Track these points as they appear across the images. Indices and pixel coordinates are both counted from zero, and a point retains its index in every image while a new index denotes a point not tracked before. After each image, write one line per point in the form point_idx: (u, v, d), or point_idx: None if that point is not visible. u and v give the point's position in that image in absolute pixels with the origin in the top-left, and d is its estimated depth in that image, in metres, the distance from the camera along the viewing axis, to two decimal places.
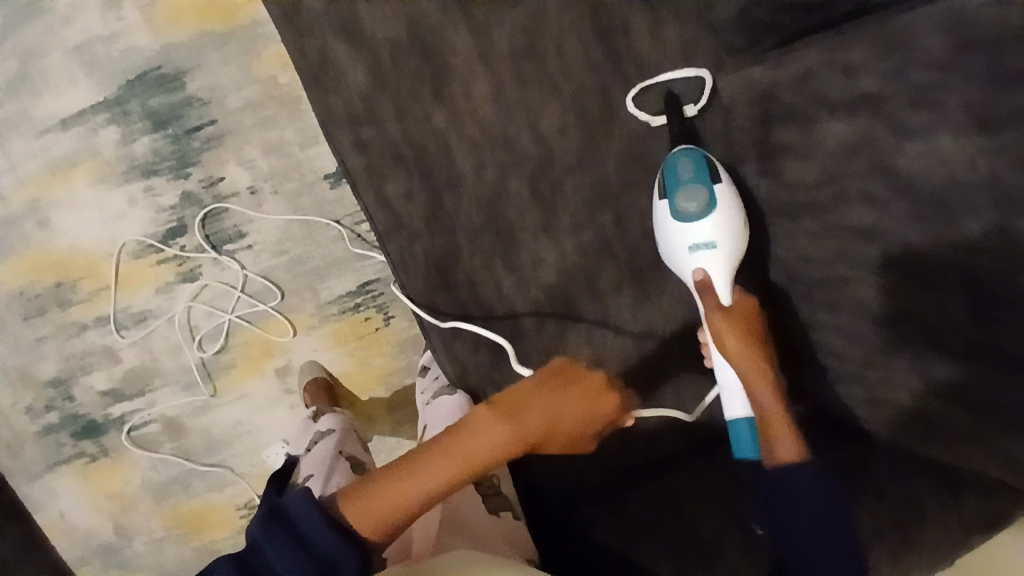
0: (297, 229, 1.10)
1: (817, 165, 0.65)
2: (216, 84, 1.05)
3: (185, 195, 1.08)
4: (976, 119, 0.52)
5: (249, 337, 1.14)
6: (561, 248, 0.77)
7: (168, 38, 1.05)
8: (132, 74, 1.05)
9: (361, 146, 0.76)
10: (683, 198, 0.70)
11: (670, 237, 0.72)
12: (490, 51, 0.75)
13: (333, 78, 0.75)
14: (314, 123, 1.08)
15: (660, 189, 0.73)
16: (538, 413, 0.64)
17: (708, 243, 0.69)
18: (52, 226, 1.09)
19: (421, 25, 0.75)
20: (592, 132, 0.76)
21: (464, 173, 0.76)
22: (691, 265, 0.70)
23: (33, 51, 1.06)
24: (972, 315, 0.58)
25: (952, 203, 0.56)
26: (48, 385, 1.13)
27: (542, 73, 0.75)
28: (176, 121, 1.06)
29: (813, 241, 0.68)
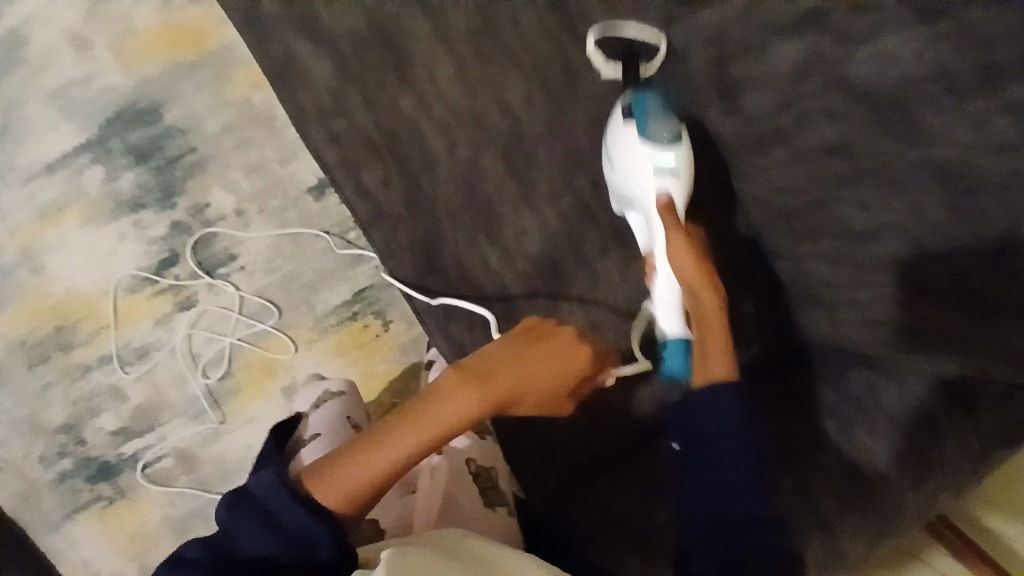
0: (286, 243, 1.11)
1: (775, 93, 0.65)
2: (192, 113, 1.08)
3: (174, 225, 1.10)
4: (918, 11, 0.54)
5: (250, 358, 1.14)
6: (542, 217, 0.78)
7: (142, 73, 1.08)
8: (110, 113, 1.08)
9: (335, 139, 0.78)
10: (653, 123, 0.70)
11: (633, 157, 0.70)
12: (448, 33, 0.77)
13: (300, 77, 0.78)
14: (290, 139, 1.10)
15: (628, 112, 0.71)
16: (506, 374, 0.66)
17: (672, 168, 0.69)
18: (48, 272, 1.11)
19: (380, 17, 0.77)
20: (557, 99, 0.77)
21: (438, 155, 0.78)
22: (656, 187, 0.69)
23: (11, 102, 1.08)
24: (943, 205, 0.59)
25: (906, 101, 0.57)
26: (58, 431, 1.14)
27: (500, 48, 0.77)
28: (157, 153, 1.08)
29: (781, 169, 0.68)
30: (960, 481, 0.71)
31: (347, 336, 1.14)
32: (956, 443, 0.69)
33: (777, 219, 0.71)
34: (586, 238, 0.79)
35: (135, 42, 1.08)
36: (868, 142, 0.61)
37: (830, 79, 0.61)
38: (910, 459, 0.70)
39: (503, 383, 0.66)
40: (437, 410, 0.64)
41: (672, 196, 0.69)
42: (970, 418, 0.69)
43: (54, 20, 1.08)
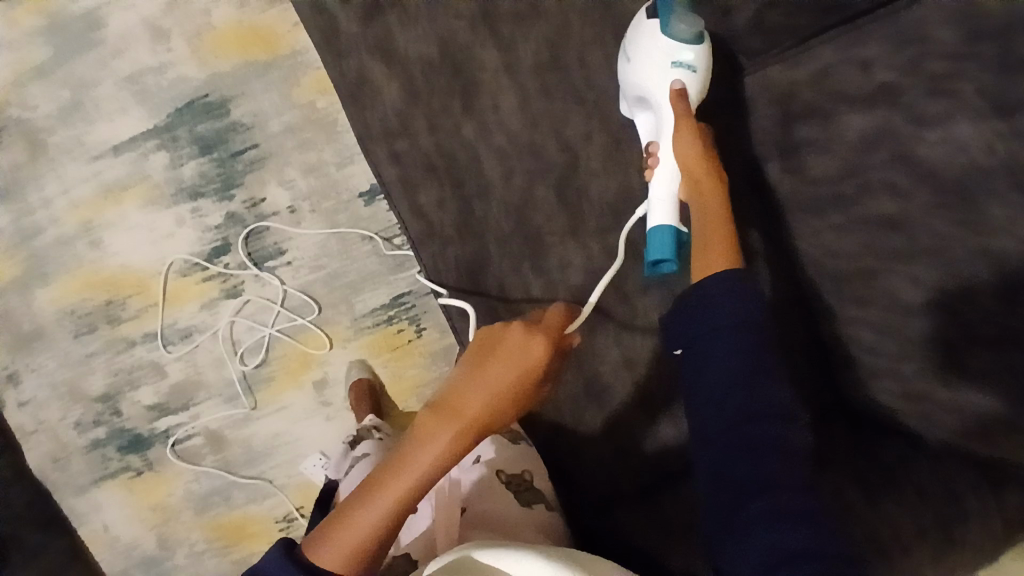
0: (335, 243, 1.15)
1: (838, 158, 0.67)
2: (258, 110, 1.10)
3: (229, 215, 1.13)
4: (992, 101, 0.54)
5: (288, 350, 1.18)
6: (588, 251, 0.77)
7: (214, 68, 1.10)
8: (181, 102, 1.11)
9: (396, 158, 0.82)
10: (677, 19, 0.67)
11: (651, 49, 0.68)
12: (516, 66, 0.78)
13: (370, 95, 0.82)
14: (350, 144, 1.12)
15: (653, 8, 0.69)
16: (474, 395, 0.60)
17: (689, 64, 0.67)
18: (103, 247, 1.16)
19: (452, 45, 0.80)
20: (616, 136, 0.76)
21: (494, 181, 0.80)
22: (669, 83, 0.68)
23: (89, 85, 1.14)
24: (1000, 294, 0.58)
25: (972, 187, 0.57)
26: (97, 399, 1.19)
27: (566, 83, 0.77)
28: (221, 146, 1.11)
29: (836, 233, 0.69)
30: (971, 562, 0.68)
31: (381, 339, 1.17)
32: (984, 526, 0.66)
33: (824, 280, 0.73)
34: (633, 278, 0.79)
35: (211, 36, 1.11)
36: (929, 225, 0.61)
37: (896, 154, 0.62)
38: (941, 538, 0.66)
39: (475, 404, 0.60)
40: (415, 452, 0.60)
41: (685, 94, 0.68)
42: (999, 498, 0.66)
43: (138, 9, 1.13)
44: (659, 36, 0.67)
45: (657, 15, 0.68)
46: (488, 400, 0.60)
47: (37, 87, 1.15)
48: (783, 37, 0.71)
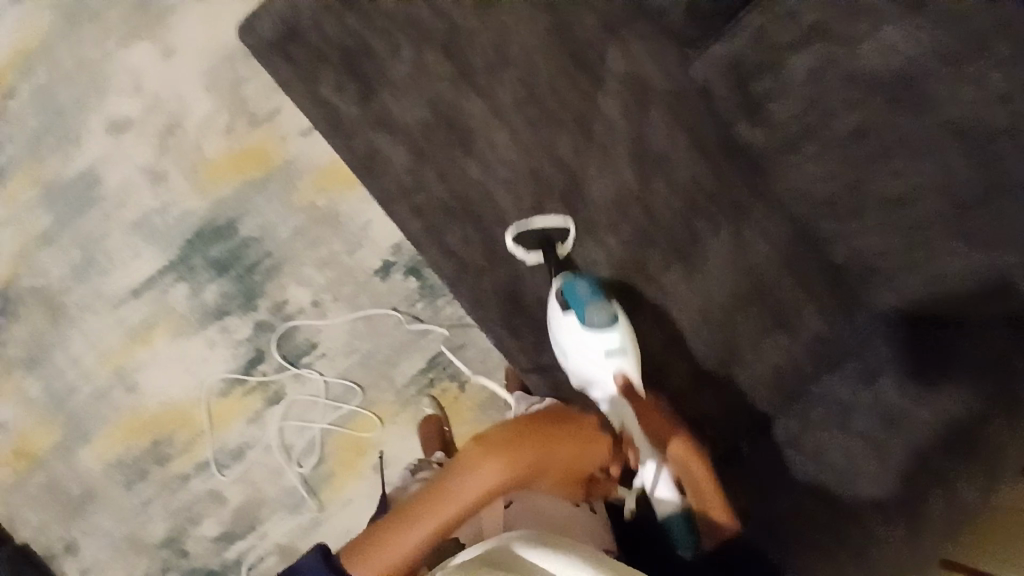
0: (362, 325, 1.20)
1: (797, 98, 0.82)
2: (265, 222, 1.18)
3: (258, 324, 1.18)
4: (908, 2, 0.73)
5: (341, 440, 1.20)
6: (606, 246, 0.89)
7: (216, 194, 1.17)
8: (190, 233, 1.17)
9: (418, 211, 0.85)
10: (591, 312, 0.83)
11: (585, 346, 0.84)
12: (500, 107, 0.88)
13: (382, 167, 0.84)
14: (355, 231, 1.20)
15: (565, 305, 0.85)
16: (522, 453, 0.71)
17: (620, 348, 0.84)
18: (140, 390, 1.17)
19: (443, 103, 0.86)
20: (600, 144, 0.89)
21: (508, 210, 0.88)
22: (613, 371, 0.84)
23: (91, 238, 1.16)
24: (971, 160, 0.77)
25: (915, 84, 0.76)
26: (160, 546, 1.17)
27: (545, 111, 0.88)
28: (237, 263, 1.17)
29: (816, 161, 0.85)
30: None
31: (429, 405, 1.21)
32: None
33: (818, 206, 0.88)
34: (649, 261, 0.89)
35: (206, 168, 1.17)
36: (902, 131, 0.79)
37: (846, 78, 0.79)
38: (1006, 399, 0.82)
39: (522, 460, 0.71)
40: (455, 491, 0.71)
41: (628, 373, 0.84)
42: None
43: (128, 159, 1.16)
44: (582, 338, 0.83)
45: (573, 312, 0.84)
46: (533, 460, 0.71)
47: (47, 254, 1.16)
48: (716, 22, 0.86)
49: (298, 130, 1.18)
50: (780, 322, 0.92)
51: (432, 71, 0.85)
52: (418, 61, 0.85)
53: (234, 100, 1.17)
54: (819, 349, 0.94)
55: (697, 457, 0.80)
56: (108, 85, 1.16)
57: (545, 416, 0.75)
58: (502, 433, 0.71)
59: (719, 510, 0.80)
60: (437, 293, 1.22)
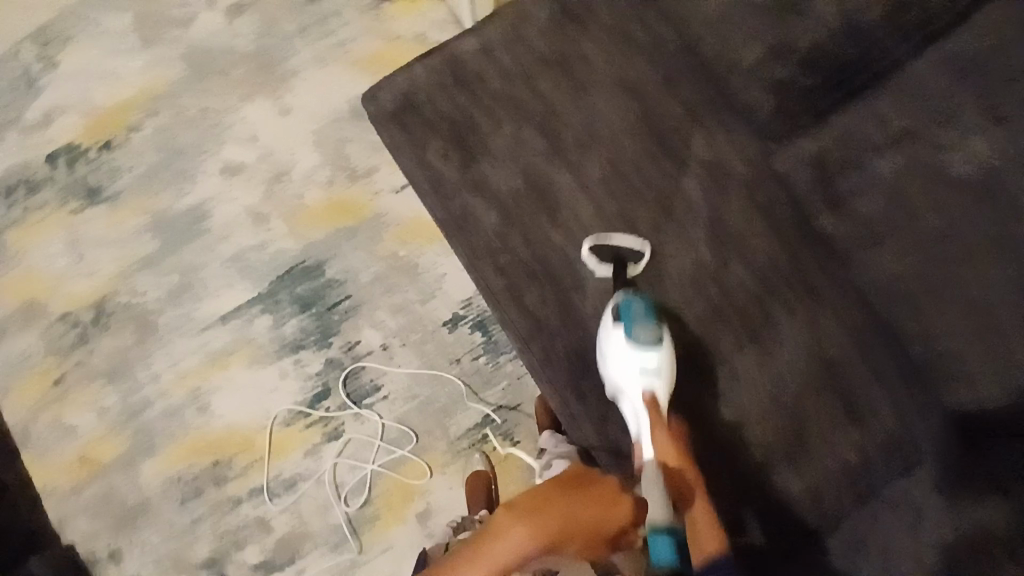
0: (425, 374, 1.24)
1: (877, 195, 0.91)
2: (349, 267, 1.26)
3: (328, 361, 1.24)
4: (981, 130, 0.89)
5: (390, 484, 1.21)
6: (679, 321, 0.89)
7: (308, 237, 1.27)
8: (280, 270, 1.26)
9: (501, 271, 0.91)
10: (638, 329, 0.84)
11: (624, 360, 0.83)
12: (587, 180, 0.94)
13: (472, 226, 0.93)
14: (430, 282, 1.26)
15: (615, 317, 0.85)
16: (551, 514, 0.78)
17: (654, 368, 0.83)
18: (210, 411, 1.23)
19: (534, 173, 0.93)
20: (680, 222, 0.92)
21: (587, 277, 0.91)
22: (642, 386, 0.83)
23: (192, 265, 1.27)
24: None
25: (995, 184, 0.86)
26: (202, 566, 1.18)
27: (628, 188, 0.94)
28: (319, 301, 1.25)
29: (894, 255, 0.89)
30: None
31: (479, 461, 1.21)
32: None
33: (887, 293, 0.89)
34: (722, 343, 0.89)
35: (303, 213, 1.28)
36: (976, 219, 0.86)
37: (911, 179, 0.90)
38: None
39: (550, 520, 0.78)
40: (491, 546, 0.78)
41: (656, 393, 0.83)
42: None
43: (234, 199, 1.28)
44: (624, 346, 0.83)
45: (620, 323, 0.85)
46: (559, 520, 0.78)
47: (146, 276, 1.26)
48: (802, 118, 0.95)
49: (391, 187, 1.29)
50: (852, 412, 0.88)
51: (528, 145, 0.94)
52: (516, 135, 0.94)
53: (337, 156, 1.29)
54: (891, 447, 0.88)
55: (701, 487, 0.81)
56: (227, 134, 1.31)
57: (562, 482, 0.82)
58: (533, 497, 0.81)
59: (711, 540, 0.78)
60: (500, 351, 1.26)
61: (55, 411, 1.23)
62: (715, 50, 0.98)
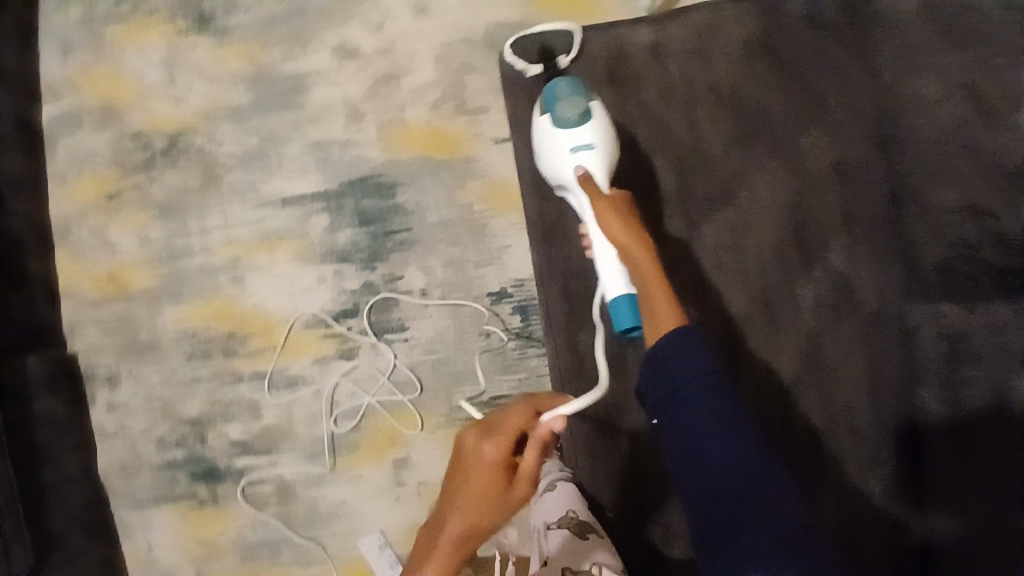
0: (452, 332, 1.20)
1: (961, 390, 0.80)
2: (421, 200, 1.19)
3: (366, 283, 1.20)
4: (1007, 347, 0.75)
5: (380, 423, 1.21)
6: None
7: (393, 155, 1.20)
8: (354, 177, 1.20)
9: None
10: (566, 109, 0.96)
11: (557, 141, 0.97)
12: (699, 244, 1.00)
13: None
14: (493, 248, 1.19)
15: (546, 109, 0.99)
16: (459, 512, 0.92)
17: (587, 145, 0.96)
18: (240, 287, 1.23)
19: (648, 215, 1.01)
20: (775, 320, 0.97)
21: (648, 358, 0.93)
22: (575, 165, 0.96)
23: (274, 136, 1.22)
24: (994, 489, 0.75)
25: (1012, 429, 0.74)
26: (187, 422, 1.23)
27: (742, 265, 0.99)
28: (379, 223, 1.20)
29: (955, 454, 0.81)
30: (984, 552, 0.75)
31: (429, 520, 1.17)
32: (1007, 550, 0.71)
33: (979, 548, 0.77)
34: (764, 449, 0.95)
35: (399, 129, 1.20)
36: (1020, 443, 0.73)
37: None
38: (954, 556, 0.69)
39: (460, 516, 0.92)
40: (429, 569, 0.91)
41: (590, 171, 0.95)
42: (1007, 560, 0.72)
43: (337, 84, 1.22)
44: (563, 137, 0.97)
45: (548, 111, 0.98)
46: (464, 510, 0.91)
47: (225, 129, 1.24)
48: (943, 286, 0.84)
49: (493, 137, 1.19)
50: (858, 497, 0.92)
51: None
52: (649, 164, 1.02)
53: (455, 82, 1.20)
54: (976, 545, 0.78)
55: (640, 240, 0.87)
56: (356, 12, 1.23)
57: (452, 466, 0.96)
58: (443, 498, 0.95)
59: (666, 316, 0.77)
60: (531, 341, 1.18)
61: (103, 223, 1.26)
62: (846, 152, 0.98)
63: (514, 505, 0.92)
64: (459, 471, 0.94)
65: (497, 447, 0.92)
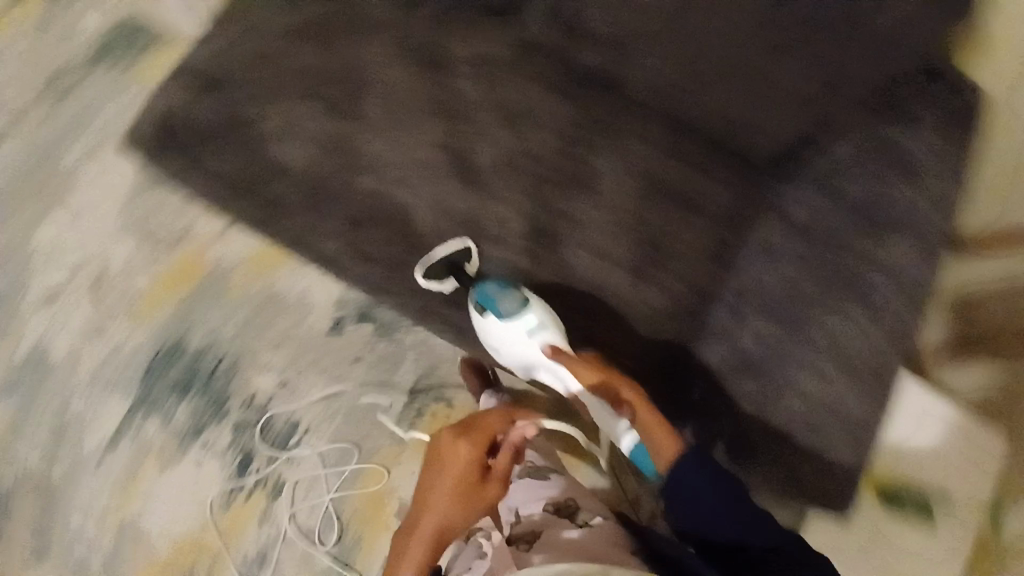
0: (333, 386, 1.20)
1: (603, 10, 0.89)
2: (209, 328, 1.18)
3: (235, 426, 1.17)
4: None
5: (357, 502, 1.18)
6: (510, 166, 0.96)
7: (157, 320, 1.19)
8: (146, 366, 1.18)
9: (351, 244, 0.93)
10: (503, 303, 0.91)
11: (510, 337, 0.91)
12: (353, 62, 0.95)
13: (270, 174, 0.93)
14: (296, 302, 1.20)
15: (483, 309, 0.92)
16: (435, 501, 0.88)
17: (539, 324, 0.90)
18: (146, 537, 1.14)
19: (292, 81, 0.94)
20: (453, 66, 0.96)
21: (429, 190, 0.94)
22: (538, 343, 0.90)
23: (59, 407, 1.18)
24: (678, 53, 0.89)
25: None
26: None
27: (398, 48, 0.96)
28: (196, 376, 1.17)
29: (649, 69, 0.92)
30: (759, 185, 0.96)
31: None
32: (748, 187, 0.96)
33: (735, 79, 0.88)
34: (549, 154, 0.97)
35: (142, 300, 1.20)
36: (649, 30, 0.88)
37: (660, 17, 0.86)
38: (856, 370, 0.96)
39: (433, 502, 0.89)
40: (400, 558, 0.88)
41: (555, 343, 0.90)
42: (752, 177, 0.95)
43: (67, 322, 1.20)
44: (517, 335, 0.91)
45: (485, 310, 0.92)
46: (437, 501, 0.88)
47: (14, 440, 1.17)
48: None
49: (213, 233, 1.21)
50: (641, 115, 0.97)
51: (329, 107, 0.93)
52: (251, 51, 0.96)
53: (147, 229, 1.22)
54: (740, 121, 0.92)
55: (643, 402, 0.85)
56: (28, 262, 1.22)
57: (429, 454, 0.92)
58: (421, 488, 0.91)
59: (665, 444, 0.81)
60: (393, 329, 1.22)
61: None
62: None
63: (485, 506, 0.89)
64: (434, 467, 0.90)
65: (472, 447, 0.89)
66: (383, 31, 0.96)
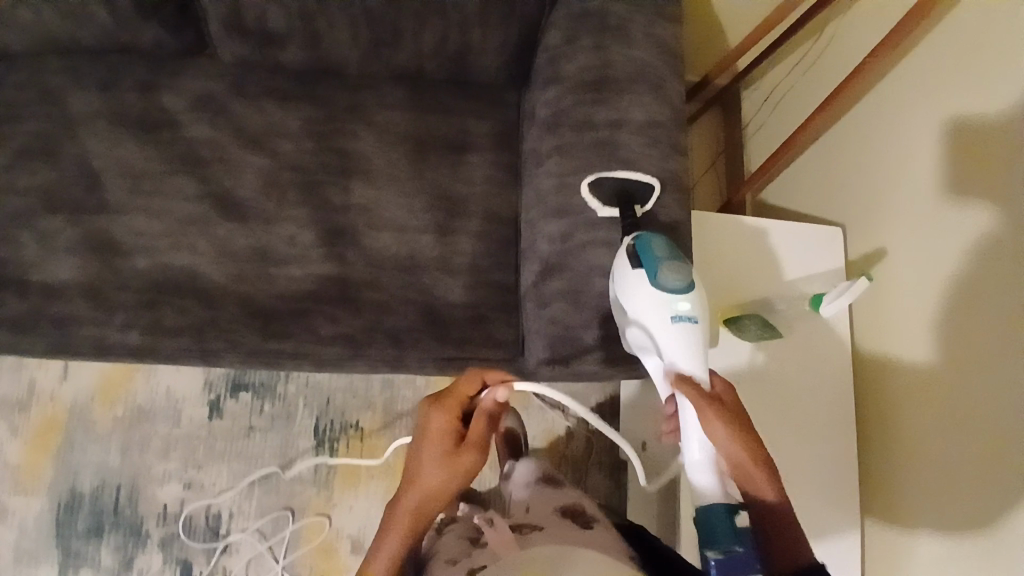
0: (237, 463, 1.18)
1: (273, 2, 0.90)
2: (95, 465, 1.16)
3: (160, 543, 1.15)
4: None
5: (309, 560, 1.16)
6: (273, 184, 0.96)
7: (41, 483, 1.15)
8: (49, 529, 1.14)
9: (148, 328, 0.89)
10: (666, 271, 0.74)
11: (642, 302, 0.74)
12: (80, 160, 0.94)
13: (44, 298, 0.90)
14: (166, 404, 1.19)
15: (636, 259, 0.77)
16: (417, 471, 0.75)
17: (689, 315, 0.73)
18: None
19: (29, 205, 0.93)
20: (177, 123, 0.97)
21: (207, 245, 0.94)
22: (672, 328, 0.73)
23: None
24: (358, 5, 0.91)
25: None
26: None
27: (118, 129, 0.95)
28: (103, 515, 1.15)
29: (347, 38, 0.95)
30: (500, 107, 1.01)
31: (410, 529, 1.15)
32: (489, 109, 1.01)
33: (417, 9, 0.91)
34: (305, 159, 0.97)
35: (17, 471, 1.15)
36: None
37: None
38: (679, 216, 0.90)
39: (414, 474, 0.75)
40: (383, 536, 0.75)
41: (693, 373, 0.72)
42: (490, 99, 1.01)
43: None
44: (654, 297, 0.73)
45: (640, 262, 0.76)
46: (417, 468, 0.75)
47: None
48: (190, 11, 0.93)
49: (58, 378, 1.18)
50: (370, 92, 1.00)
51: (77, 210, 0.93)
52: None
53: None
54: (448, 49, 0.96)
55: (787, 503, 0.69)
56: None
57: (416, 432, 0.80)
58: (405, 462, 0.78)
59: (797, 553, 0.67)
60: (268, 386, 1.21)
61: None
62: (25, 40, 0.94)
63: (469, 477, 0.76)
64: (418, 438, 0.78)
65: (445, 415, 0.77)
66: (94, 119, 0.95)
